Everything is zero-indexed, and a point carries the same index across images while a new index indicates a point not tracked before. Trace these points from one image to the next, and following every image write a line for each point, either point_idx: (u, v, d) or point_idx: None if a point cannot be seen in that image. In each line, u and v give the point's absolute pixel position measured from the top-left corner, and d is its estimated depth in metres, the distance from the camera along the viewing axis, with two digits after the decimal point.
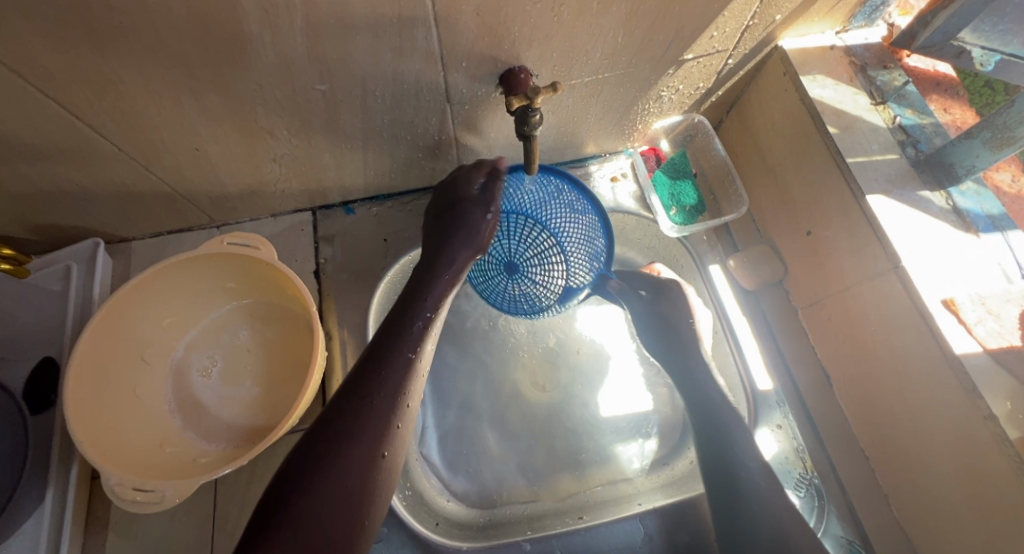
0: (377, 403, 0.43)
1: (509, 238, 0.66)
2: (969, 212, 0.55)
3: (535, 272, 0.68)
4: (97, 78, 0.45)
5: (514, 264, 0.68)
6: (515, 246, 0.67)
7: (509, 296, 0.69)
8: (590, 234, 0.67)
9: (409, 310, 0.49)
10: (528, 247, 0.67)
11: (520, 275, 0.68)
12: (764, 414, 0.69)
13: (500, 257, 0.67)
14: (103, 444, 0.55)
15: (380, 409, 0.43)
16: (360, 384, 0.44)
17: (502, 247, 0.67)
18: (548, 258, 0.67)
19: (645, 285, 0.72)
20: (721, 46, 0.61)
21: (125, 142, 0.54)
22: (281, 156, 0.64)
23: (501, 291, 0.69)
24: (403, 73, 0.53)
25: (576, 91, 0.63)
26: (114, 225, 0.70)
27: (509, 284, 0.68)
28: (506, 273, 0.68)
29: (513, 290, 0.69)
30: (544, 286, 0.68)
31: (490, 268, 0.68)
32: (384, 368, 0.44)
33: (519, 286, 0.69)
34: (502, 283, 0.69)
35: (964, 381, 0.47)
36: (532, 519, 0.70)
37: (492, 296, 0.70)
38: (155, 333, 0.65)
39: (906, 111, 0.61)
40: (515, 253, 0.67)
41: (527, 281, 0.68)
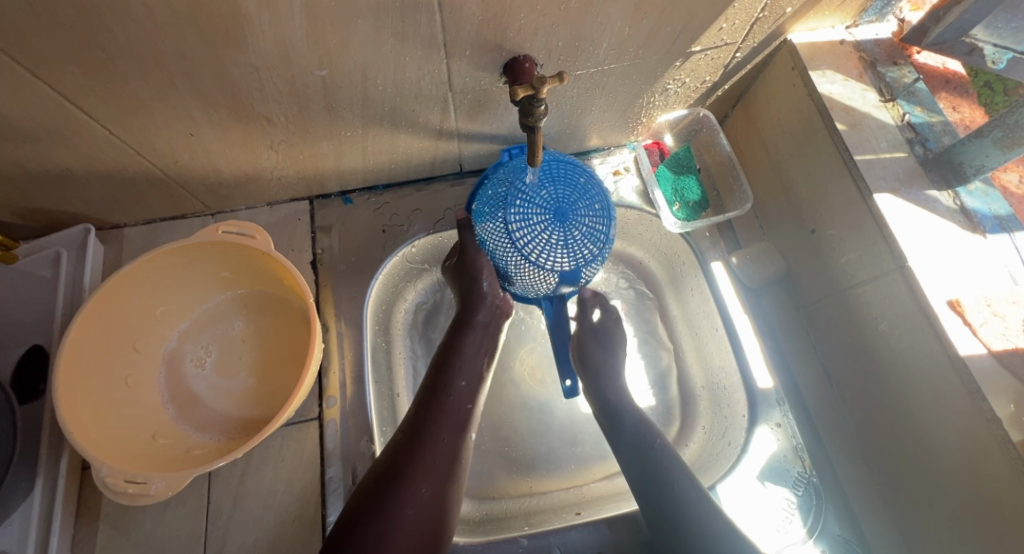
0: (433, 447, 0.50)
1: (577, 196, 0.63)
2: (976, 213, 0.55)
3: (576, 234, 0.63)
4: (85, 57, 0.43)
5: (559, 213, 0.62)
6: (565, 200, 0.63)
7: (532, 239, 0.63)
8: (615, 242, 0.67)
9: (450, 373, 0.57)
10: (588, 213, 0.64)
11: (567, 226, 0.63)
12: (762, 413, 0.67)
13: (555, 201, 0.62)
14: (94, 433, 0.54)
15: (437, 449, 0.50)
16: (417, 438, 0.50)
17: (564, 194, 0.63)
18: (594, 234, 0.64)
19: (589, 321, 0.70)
20: (730, 39, 0.60)
21: (116, 125, 0.53)
22: (278, 143, 0.62)
23: (532, 229, 0.62)
24: (405, 59, 0.51)
25: (581, 82, 0.62)
26: (105, 210, 0.68)
27: (546, 231, 0.63)
28: (551, 219, 0.62)
29: (537, 235, 0.63)
30: (569, 254, 0.64)
31: (530, 202, 0.62)
32: (433, 425, 0.51)
33: (550, 234, 0.63)
34: (537, 224, 0.62)
35: (968, 383, 0.47)
36: (530, 515, 0.69)
37: (518, 220, 0.62)
38: (148, 322, 0.63)
39: (916, 108, 0.60)
40: (571, 206, 0.63)
41: (561, 234, 0.63)
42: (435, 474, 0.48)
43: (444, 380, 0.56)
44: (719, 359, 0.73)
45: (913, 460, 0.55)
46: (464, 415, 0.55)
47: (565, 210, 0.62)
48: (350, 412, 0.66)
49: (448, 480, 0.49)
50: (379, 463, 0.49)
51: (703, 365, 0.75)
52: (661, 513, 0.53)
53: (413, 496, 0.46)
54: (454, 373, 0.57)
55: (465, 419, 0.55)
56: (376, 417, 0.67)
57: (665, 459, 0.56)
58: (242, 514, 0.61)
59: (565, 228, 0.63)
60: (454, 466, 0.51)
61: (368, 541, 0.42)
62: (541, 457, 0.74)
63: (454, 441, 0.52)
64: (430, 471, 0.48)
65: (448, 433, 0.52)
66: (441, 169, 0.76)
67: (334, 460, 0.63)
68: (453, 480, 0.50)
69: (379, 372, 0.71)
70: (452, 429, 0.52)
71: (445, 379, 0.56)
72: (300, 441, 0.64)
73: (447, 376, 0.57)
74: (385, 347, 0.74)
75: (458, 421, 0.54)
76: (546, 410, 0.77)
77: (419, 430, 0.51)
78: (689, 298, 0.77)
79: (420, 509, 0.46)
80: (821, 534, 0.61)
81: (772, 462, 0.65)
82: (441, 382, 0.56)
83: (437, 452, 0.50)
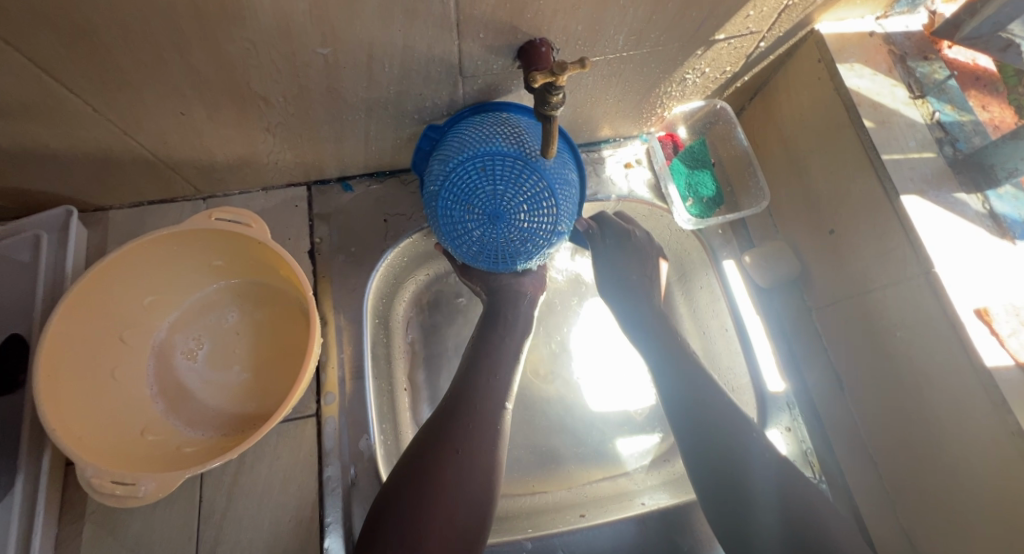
0: (469, 414, 0.53)
1: (500, 185, 0.53)
2: (1006, 218, 0.53)
3: (526, 220, 0.55)
4: (64, 26, 0.39)
5: (499, 209, 0.54)
6: (489, 185, 0.53)
7: (491, 249, 0.57)
8: (564, 161, 0.59)
9: (483, 349, 0.61)
10: (521, 194, 0.53)
11: (507, 227, 0.55)
12: (771, 415, 0.68)
13: (486, 207, 0.54)
14: (76, 430, 0.51)
15: (474, 416, 0.53)
16: (457, 411, 0.53)
17: (487, 192, 0.53)
18: (540, 209, 0.55)
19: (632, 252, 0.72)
20: (756, 27, 0.56)
21: (99, 100, 0.49)
22: (275, 125, 0.58)
23: (485, 241, 0.56)
24: (414, 39, 0.48)
25: (597, 69, 0.58)
26: (89, 191, 0.64)
27: (494, 238, 0.56)
28: (490, 226, 0.55)
29: (511, 236, 0.56)
30: (530, 243, 0.57)
31: (478, 223, 0.55)
32: (468, 398, 0.54)
33: (517, 226, 0.55)
34: (485, 236, 0.56)
35: (993, 395, 0.46)
36: (533, 515, 0.67)
37: (469, 246, 0.57)
38: (136, 313, 0.60)
39: (946, 106, 0.57)
40: (508, 203, 0.54)
41: (522, 216, 0.54)
42: (471, 436, 0.51)
43: (479, 360, 0.59)
44: (727, 360, 0.73)
45: (929, 464, 0.53)
46: (497, 386, 0.57)
47: (502, 211, 0.54)
48: (350, 409, 0.63)
49: (485, 448, 0.51)
50: (420, 434, 0.52)
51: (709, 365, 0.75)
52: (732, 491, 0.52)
53: (449, 460, 0.49)
54: (487, 350, 0.61)
55: (501, 389, 0.57)
56: (376, 415, 0.65)
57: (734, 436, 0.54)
58: (237, 514, 0.58)
59: (509, 229, 0.55)
60: (494, 435, 0.53)
61: (410, 504, 0.46)
62: (546, 455, 0.73)
63: (492, 409, 0.55)
64: (465, 438, 0.51)
65: (484, 404, 0.55)
66: None
67: (332, 459, 0.61)
68: (496, 448, 0.52)
69: (378, 367, 0.69)
70: (489, 399, 0.55)
71: (480, 356, 0.60)
72: (296, 439, 0.62)
73: (481, 355, 0.60)
74: (385, 341, 0.72)
75: (492, 392, 0.56)
76: (547, 406, 0.75)
77: (455, 406, 0.54)
78: (698, 294, 0.76)
79: (458, 473, 0.48)
80: None
81: None
82: (478, 361, 0.59)
83: (476, 419, 0.53)
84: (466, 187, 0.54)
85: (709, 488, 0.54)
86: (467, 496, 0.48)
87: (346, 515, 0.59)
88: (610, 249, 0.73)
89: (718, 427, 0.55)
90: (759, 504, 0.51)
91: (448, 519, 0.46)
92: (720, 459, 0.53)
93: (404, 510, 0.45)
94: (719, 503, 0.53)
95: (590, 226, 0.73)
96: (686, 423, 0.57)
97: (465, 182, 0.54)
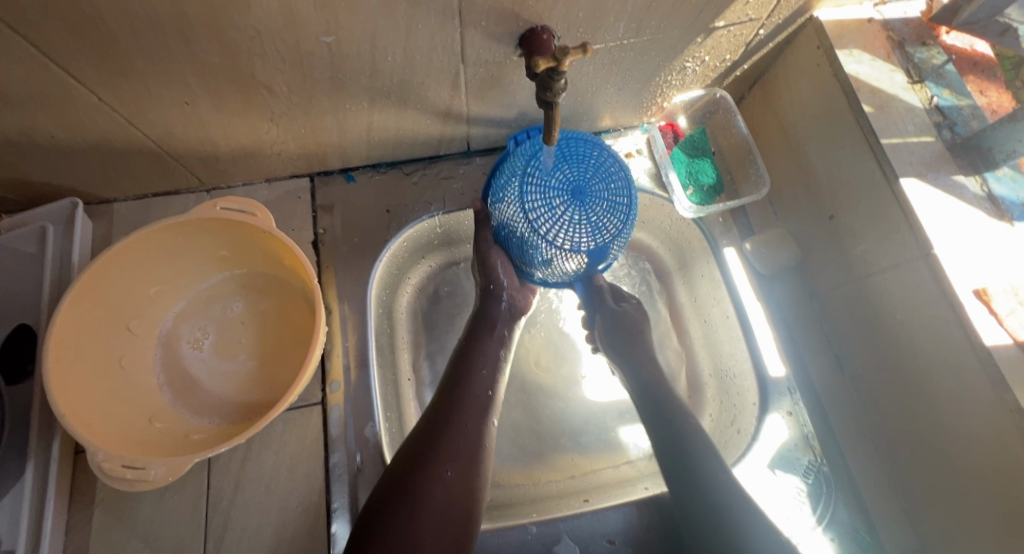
0: (456, 431, 0.52)
1: (594, 172, 0.62)
2: (1004, 200, 0.53)
3: (602, 210, 0.63)
4: (72, 14, 0.39)
5: (583, 188, 0.61)
6: (583, 170, 0.62)
7: (553, 218, 0.61)
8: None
9: (466, 363, 0.60)
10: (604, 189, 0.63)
11: (583, 207, 0.62)
12: (772, 400, 0.67)
13: (573, 181, 0.61)
14: (86, 416, 0.52)
15: (461, 432, 0.52)
16: (446, 424, 0.52)
17: (582, 171, 0.62)
18: (615, 209, 0.63)
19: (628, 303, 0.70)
20: (755, 14, 0.57)
21: (105, 90, 0.49)
22: (279, 115, 0.59)
23: (550, 205, 0.61)
24: (417, 27, 0.48)
25: (599, 57, 0.59)
26: (94, 183, 0.65)
27: (564, 208, 0.61)
28: (570, 198, 0.61)
29: (578, 217, 0.62)
30: (592, 232, 0.63)
31: (557, 191, 0.61)
32: (456, 411, 0.54)
33: (587, 212, 0.62)
34: (561, 206, 0.61)
35: (992, 373, 0.46)
36: (536, 501, 0.68)
37: (536, 207, 0.61)
38: (143, 303, 0.60)
39: (944, 91, 0.58)
40: (591, 187, 0.62)
41: (595, 207, 0.62)
42: (462, 455, 0.50)
43: (465, 372, 0.58)
44: (728, 347, 0.73)
45: (931, 447, 0.54)
46: (486, 401, 0.57)
47: (584, 190, 0.61)
48: (355, 396, 0.64)
49: (472, 462, 0.51)
50: (409, 443, 0.51)
51: (711, 352, 0.76)
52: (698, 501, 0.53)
53: (438, 474, 0.48)
54: (474, 361, 0.60)
55: (487, 406, 0.57)
56: (381, 403, 0.65)
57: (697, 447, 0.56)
58: (244, 501, 0.59)
59: (585, 207, 0.62)
60: (479, 447, 0.53)
61: (399, 523, 0.44)
62: (549, 443, 0.73)
63: (476, 425, 0.54)
64: (454, 452, 0.50)
65: (470, 418, 0.54)
66: (447, 147, 0.74)
67: (338, 446, 0.61)
68: (481, 459, 0.52)
69: (382, 356, 0.69)
70: (475, 415, 0.55)
71: (467, 367, 0.59)
72: (302, 427, 0.62)
73: (466, 368, 0.59)
74: (389, 332, 0.72)
75: (481, 407, 0.56)
76: (550, 395, 0.76)
77: (442, 417, 0.53)
78: (698, 283, 0.77)
79: (446, 488, 0.47)
80: (831, 521, 0.61)
81: (782, 450, 0.65)
82: (463, 373, 0.58)
83: (463, 431, 0.52)
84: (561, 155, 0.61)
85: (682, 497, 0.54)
86: (455, 509, 0.47)
87: (352, 500, 0.59)
88: (616, 312, 0.68)
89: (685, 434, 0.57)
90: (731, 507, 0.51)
91: (436, 532, 0.45)
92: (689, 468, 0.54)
93: (395, 521, 0.44)
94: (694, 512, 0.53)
95: (602, 284, 0.69)
96: (654, 429, 0.60)
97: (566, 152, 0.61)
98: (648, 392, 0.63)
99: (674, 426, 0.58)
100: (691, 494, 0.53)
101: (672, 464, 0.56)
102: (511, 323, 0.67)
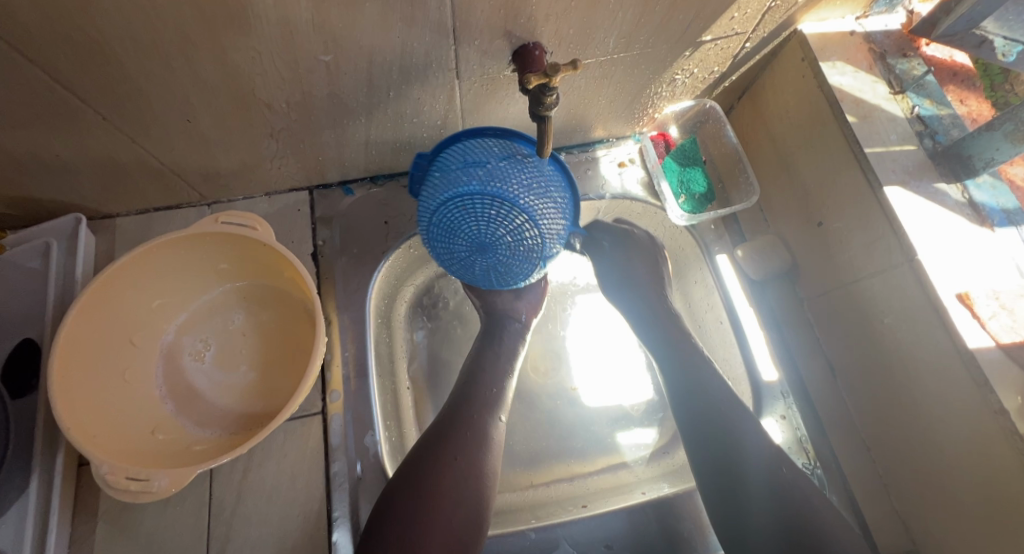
0: (464, 426, 0.55)
1: (483, 221, 0.54)
2: (985, 206, 0.55)
3: (510, 248, 0.56)
4: (79, 38, 0.41)
5: (485, 243, 0.56)
6: (476, 223, 0.55)
7: (481, 272, 0.60)
8: (550, 182, 0.55)
9: (478, 365, 0.63)
10: (501, 227, 0.54)
11: (494, 256, 0.57)
12: (766, 405, 0.69)
13: (472, 238, 0.56)
14: (90, 429, 0.52)
15: (469, 428, 0.55)
16: (456, 419, 0.55)
17: (469, 228, 0.55)
18: (524, 240, 0.55)
19: (612, 240, 0.73)
20: (740, 28, 0.59)
21: (109, 109, 0.50)
22: (278, 131, 0.60)
23: (472, 266, 0.59)
24: (412, 46, 0.50)
25: (590, 71, 0.60)
26: (98, 199, 0.66)
27: (482, 262, 0.59)
28: (478, 254, 0.57)
29: (499, 265, 0.58)
30: (528, 263, 0.58)
31: (465, 250, 0.58)
32: (466, 409, 0.57)
33: (501, 260, 0.58)
34: (477, 262, 0.59)
35: (975, 374, 0.47)
36: (534, 508, 0.69)
37: (465, 270, 0.60)
38: (145, 316, 0.61)
39: (925, 101, 0.60)
40: (492, 235, 0.55)
41: (505, 254, 0.57)
42: (468, 446, 0.53)
43: (475, 372, 0.62)
44: (723, 353, 0.74)
45: (917, 449, 0.55)
46: (492, 398, 0.59)
47: (487, 243, 0.56)
48: (355, 405, 0.65)
49: (480, 456, 0.53)
50: (420, 440, 0.54)
51: None
52: (724, 471, 0.53)
53: (448, 465, 0.51)
54: (485, 364, 0.63)
55: (496, 403, 0.59)
56: (381, 412, 0.66)
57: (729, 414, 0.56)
58: (246, 510, 0.59)
59: (499, 257, 0.57)
60: (488, 442, 0.55)
61: (406, 518, 0.47)
62: (548, 450, 0.74)
63: (485, 421, 0.56)
64: (463, 444, 0.53)
65: (479, 414, 0.57)
66: None
67: (339, 456, 0.62)
68: (490, 453, 0.54)
69: (382, 366, 0.70)
70: (482, 410, 0.57)
71: (476, 368, 0.62)
72: (303, 437, 0.63)
73: (477, 371, 0.62)
74: (388, 341, 0.73)
75: (486, 403, 0.58)
76: (549, 402, 0.77)
77: (453, 415, 0.56)
78: (692, 290, 0.79)
79: (457, 479, 0.50)
80: None
81: None
82: (476, 375, 0.61)
83: (472, 427, 0.55)
84: (454, 219, 0.55)
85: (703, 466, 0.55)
86: (464, 501, 0.50)
87: (353, 510, 0.60)
88: (615, 253, 0.72)
89: (707, 400, 0.57)
90: (750, 478, 0.52)
91: (445, 524, 0.48)
92: (717, 434, 0.55)
93: (406, 513, 0.47)
94: (719, 490, 0.53)
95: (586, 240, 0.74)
96: (681, 403, 0.59)
97: (453, 212, 0.55)
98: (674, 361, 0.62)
99: (694, 394, 0.58)
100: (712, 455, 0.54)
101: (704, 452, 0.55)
102: (519, 335, 0.69)
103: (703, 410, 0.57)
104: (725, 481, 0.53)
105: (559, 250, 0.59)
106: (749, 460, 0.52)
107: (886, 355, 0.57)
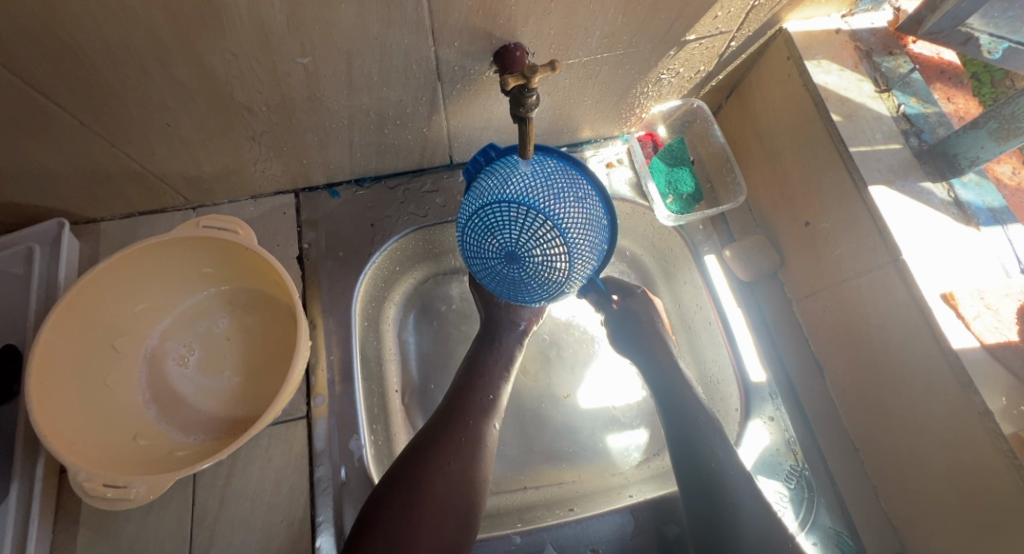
0: (459, 430, 0.54)
1: (519, 231, 0.51)
2: (970, 205, 0.55)
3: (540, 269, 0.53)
4: (50, 43, 0.40)
5: (515, 254, 0.52)
6: (510, 232, 0.52)
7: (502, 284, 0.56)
8: (598, 228, 0.56)
9: (477, 368, 0.62)
10: (535, 241, 0.51)
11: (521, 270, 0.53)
12: (754, 406, 0.68)
13: (503, 245, 0.53)
14: (68, 436, 0.52)
15: (463, 433, 0.54)
16: (451, 423, 0.55)
17: (509, 236, 0.52)
18: (554, 259, 0.52)
19: (618, 291, 0.75)
20: (725, 27, 0.58)
21: (85, 113, 0.50)
22: (260, 134, 0.60)
23: (492, 275, 0.56)
24: (391, 48, 0.49)
25: (574, 71, 0.60)
26: (81, 204, 0.66)
27: (507, 275, 0.55)
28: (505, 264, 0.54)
29: (523, 281, 0.55)
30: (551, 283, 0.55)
31: (493, 259, 0.54)
32: (461, 414, 0.56)
33: (526, 276, 0.54)
34: (500, 271, 0.55)
35: (961, 376, 0.47)
36: (522, 511, 0.68)
37: (486, 278, 0.57)
38: (127, 322, 0.61)
39: (911, 99, 0.60)
40: (523, 247, 0.52)
41: (532, 270, 0.53)
42: (462, 452, 0.53)
43: (472, 376, 0.61)
44: (712, 354, 0.75)
45: (905, 451, 0.54)
46: (488, 404, 0.59)
47: (517, 254, 0.52)
48: (340, 410, 0.64)
49: (473, 461, 0.53)
50: (413, 442, 0.54)
51: (697, 358, 0.77)
52: (709, 505, 0.56)
53: (440, 469, 0.51)
54: (481, 367, 0.63)
55: (491, 409, 0.59)
56: (366, 415, 0.66)
57: (717, 453, 0.58)
58: (230, 515, 0.59)
59: (525, 271, 0.53)
60: (480, 448, 0.55)
61: (395, 521, 0.47)
62: (537, 453, 0.74)
63: (480, 426, 0.56)
64: (456, 448, 0.53)
65: (474, 418, 0.56)
66: (430, 161, 0.75)
67: (323, 460, 0.62)
68: (483, 459, 0.54)
69: (368, 368, 0.70)
70: (477, 415, 0.57)
71: (473, 372, 0.62)
72: (287, 441, 0.63)
73: (473, 376, 0.61)
74: (375, 343, 0.73)
75: (482, 408, 0.58)
76: (537, 405, 0.76)
77: (447, 419, 0.56)
78: (682, 290, 0.79)
79: (448, 484, 0.50)
80: (813, 526, 0.62)
81: (765, 456, 0.66)
82: (471, 380, 0.61)
83: (466, 432, 0.55)
84: (488, 221, 0.53)
85: (687, 483, 0.58)
86: (455, 506, 0.49)
87: (337, 515, 0.60)
88: (625, 310, 0.73)
89: (697, 427, 0.60)
90: (735, 509, 0.54)
91: (434, 527, 0.47)
92: (702, 463, 0.58)
93: (395, 516, 0.47)
94: (702, 506, 0.56)
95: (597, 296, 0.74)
96: (672, 430, 0.62)
97: (491, 214, 0.52)
98: (667, 387, 0.65)
99: (687, 420, 0.61)
100: (697, 479, 0.57)
101: (692, 480, 0.58)
102: (517, 341, 0.68)
103: (691, 441, 0.59)
104: (708, 505, 0.56)
105: (576, 289, 0.58)
106: (731, 495, 0.55)
107: (875, 356, 0.56)
